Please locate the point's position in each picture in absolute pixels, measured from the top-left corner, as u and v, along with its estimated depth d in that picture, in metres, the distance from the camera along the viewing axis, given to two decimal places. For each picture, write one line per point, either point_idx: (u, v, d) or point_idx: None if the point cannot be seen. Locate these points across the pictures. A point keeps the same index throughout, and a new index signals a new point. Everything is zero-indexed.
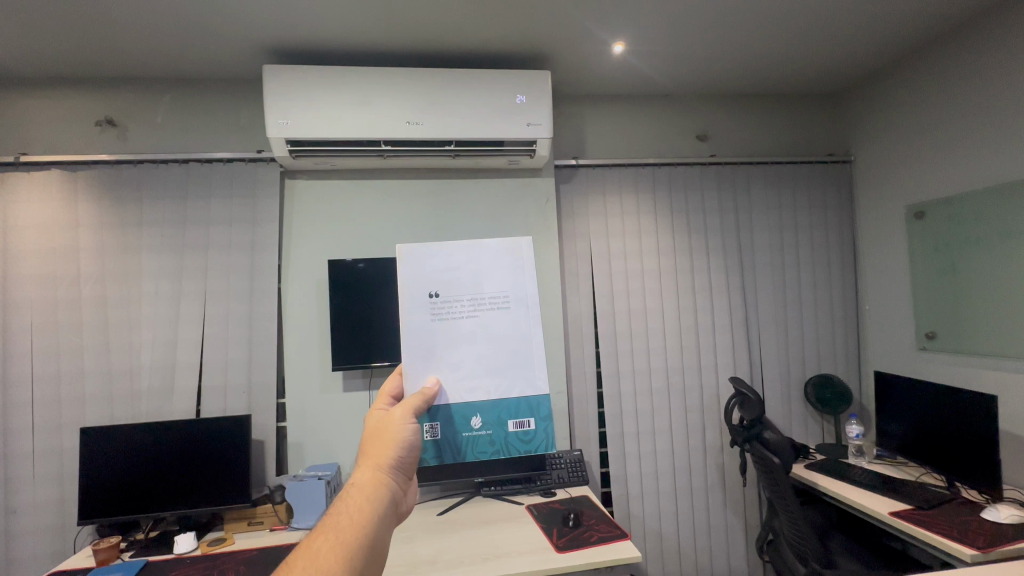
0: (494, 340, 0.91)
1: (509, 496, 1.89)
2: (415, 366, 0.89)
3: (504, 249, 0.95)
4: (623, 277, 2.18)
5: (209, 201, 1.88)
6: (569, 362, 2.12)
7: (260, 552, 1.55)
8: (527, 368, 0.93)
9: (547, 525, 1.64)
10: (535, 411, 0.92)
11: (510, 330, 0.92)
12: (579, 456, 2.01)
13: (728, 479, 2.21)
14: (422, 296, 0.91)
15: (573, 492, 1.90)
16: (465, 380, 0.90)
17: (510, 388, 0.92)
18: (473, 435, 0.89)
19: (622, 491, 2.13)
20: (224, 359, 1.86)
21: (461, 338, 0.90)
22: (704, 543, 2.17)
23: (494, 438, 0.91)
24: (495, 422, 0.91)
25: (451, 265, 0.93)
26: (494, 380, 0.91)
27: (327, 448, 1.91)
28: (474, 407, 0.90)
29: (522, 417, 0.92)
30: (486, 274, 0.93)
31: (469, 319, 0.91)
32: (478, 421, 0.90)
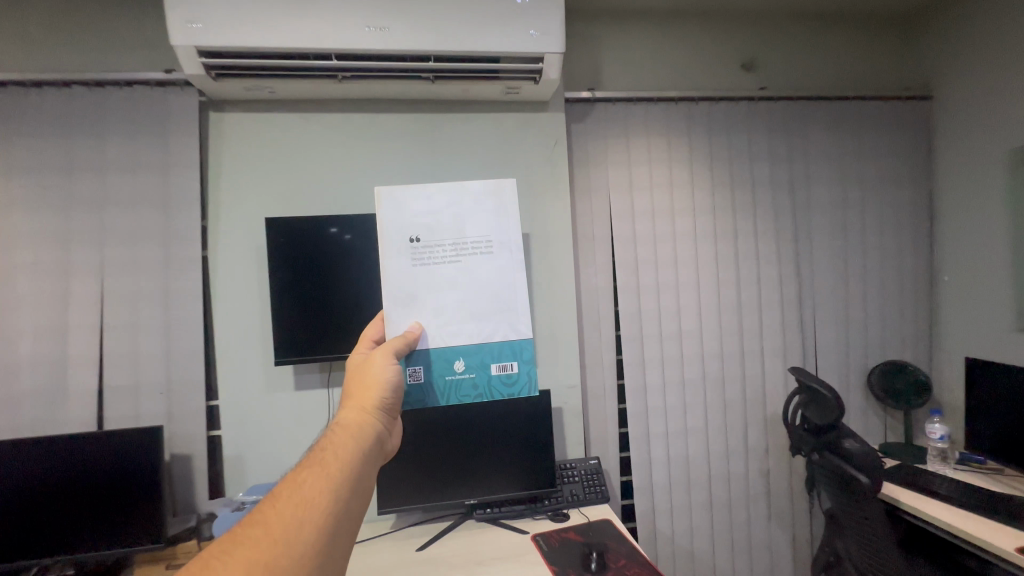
0: (476, 286, 0.84)
1: (510, 521, 1.48)
2: (396, 310, 0.81)
3: (487, 195, 0.89)
4: (650, 242, 1.73)
5: (104, 140, 1.40)
6: (583, 349, 1.70)
7: None
8: (510, 314, 0.85)
9: (561, 567, 1.22)
10: (516, 353, 0.85)
11: (494, 276, 0.85)
12: (596, 467, 1.61)
13: (774, 488, 1.81)
14: (400, 240, 0.84)
15: (592, 515, 1.49)
16: (449, 326, 0.82)
17: (491, 332, 0.84)
18: (455, 377, 0.82)
19: (647, 505, 1.73)
20: (132, 351, 1.41)
21: (444, 284, 0.83)
22: (745, 566, 1.79)
23: (477, 381, 0.83)
24: (477, 367, 0.83)
25: (432, 209, 0.87)
26: (476, 325, 0.83)
27: (276, 462, 1.50)
28: (456, 350, 0.83)
29: (506, 359, 0.84)
30: (466, 216, 0.88)
31: (451, 264, 0.85)
32: (459, 364, 0.83)
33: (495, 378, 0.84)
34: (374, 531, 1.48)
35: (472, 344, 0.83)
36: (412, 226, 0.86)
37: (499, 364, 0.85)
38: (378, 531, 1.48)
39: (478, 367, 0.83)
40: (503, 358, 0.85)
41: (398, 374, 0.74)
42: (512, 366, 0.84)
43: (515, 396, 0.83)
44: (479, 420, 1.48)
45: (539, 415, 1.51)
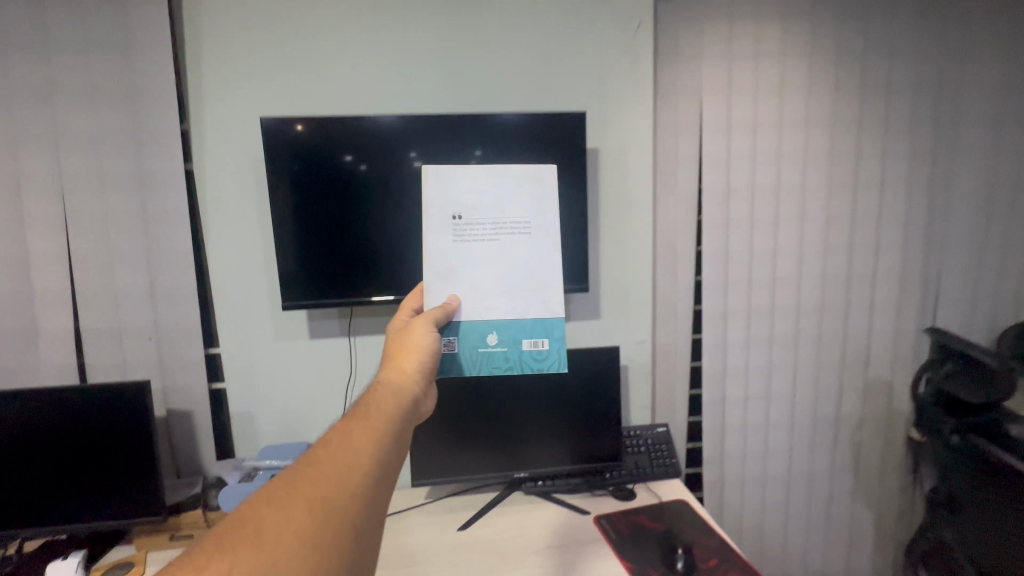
0: (517, 270, 0.71)
1: (565, 497, 1.26)
2: (430, 284, 0.69)
3: (531, 176, 0.75)
4: (748, 164, 1.36)
5: (46, 9, 1.05)
6: (653, 297, 1.39)
7: None
8: (550, 292, 0.71)
9: (638, 566, 1.00)
10: (551, 329, 0.70)
11: (535, 260, 0.72)
12: (665, 437, 1.37)
13: (865, 461, 1.55)
14: (438, 215, 0.71)
15: (663, 495, 1.26)
16: (479, 311, 0.69)
17: (527, 309, 0.70)
18: (483, 352, 0.69)
19: (717, 477, 1.49)
20: (111, 289, 1.15)
21: (480, 266, 0.70)
22: (821, 544, 1.58)
23: (508, 357, 0.69)
24: (511, 340, 0.69)
25: (474, 184, 0.74)
26: (514, 303, 0.70)
27: (290, 419, 1.28)
28: (486, 333, 0.69)
29: (539, 336, 0.70)
30: (508, 191, 0.74)
31: (492, 243, 0.72)
32: (491, 337, 0.69)
33: (528, 354, 0.70)
34: (407, 501, 1.27)
35: (506, 321, 0.69)
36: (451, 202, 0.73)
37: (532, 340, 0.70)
38: (411, 501, 1.27)
39: (512, 342, 0.70)
40: (537, 334, 0.70)
41: (437, 338, 0.60)
42: (546, 343, 0.70)
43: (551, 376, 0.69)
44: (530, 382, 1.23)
45: (603, 378, 1.25)
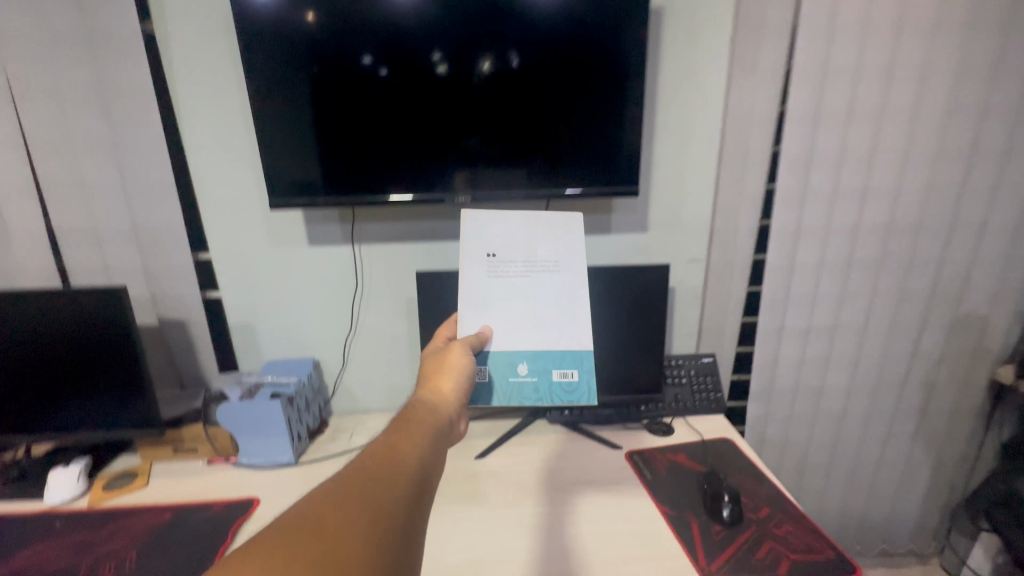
0: (546, 311, 0.83)
1: (593, 428, 1.14)
2: (467, 312, 0.82)
3: (563, 218, 0.84)
4: (857, 33, 1.04)
5: None
6: (711, 208, 1.16)
7: (173, 518, 0.91)
8: (576, 327, 0.84)
9: (676, 513, 0.88)
10: (579, 360, 0.84)
11: (562, 294, 0.83)
12: (710, 370, 1.21)
13: (934, 403, 1.37)
14: (478, 254, 0.83)
15: (705, 432, 1.12)
16: (514, 337, 0.83)
17: (555, 342, 0.84)
18: (517, 380, 0.83)
19: (762, 412, 1.35)
20: (79, 181, 1.00)
21: (515, 297, 0.83)
22: (867, 485, 1.46)
23: (538, 386, 0.84)
24: (542, 369, 0.84)
25: (509, 228, 0.84)
26: (541, 337, 0.83)
27: (294, 334, 1.17)
28: (521, 354, 0.83)
29: (566, 366, 0.84)
30: (540, 236, 0.84)
31: (525, 281, 0.83)
32: (523, 366, 0.84)
33: (556, 384, 0.84)
34: None
35: (534, 352, 0.83)
36: (488, 242, 0.84)
37: (559, 370, 0.84)
38: None
39: (541, 371, 0.84)
40: (565, 365, 0.84)
41: (470, 366, 0.71)
42: (572, 373, 0.84)
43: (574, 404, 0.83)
44: None
45: (646, 302, 1.08)
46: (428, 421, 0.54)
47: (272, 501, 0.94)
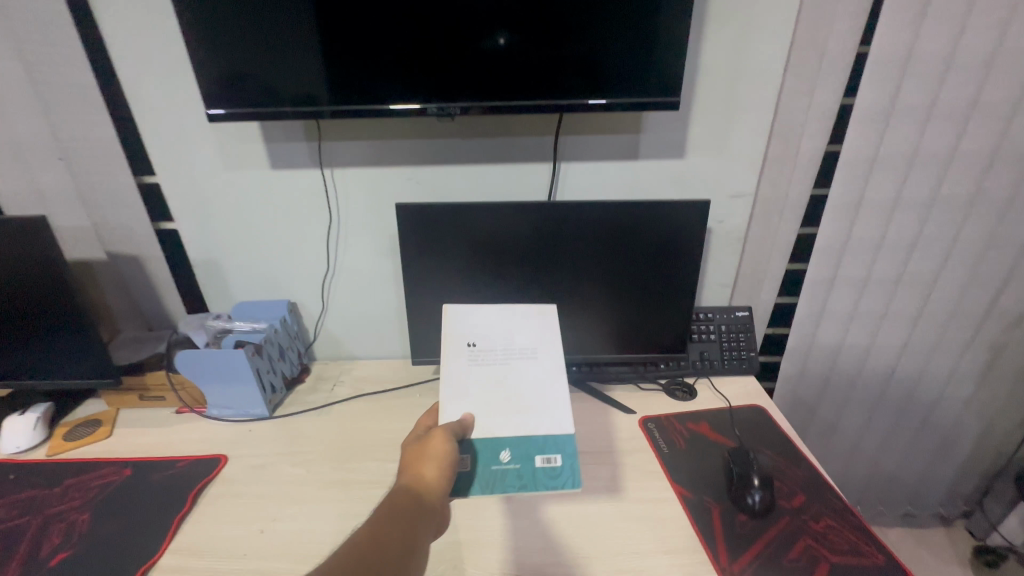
0: (528, 395, 0.76)
1: (603, 386, 1.01)
2: (447, 400, 0.74)
3: (536, 311, 0.83)
4: None
5: None
6: (763, 129, 0.93)
7: (134, 475, 0.83)
8: (560, 409, 0.75)
9: (695, 496, 0.76)
10: (563, 444, 0.73)
11: (542, 382, 0.77)
12: (745, 325, 1.04)
13: (1001, 367, 1.19)
14: (458, 344, 0.79)
15: (733, 397, 0.97)
16: (494, 418, 0.73)
17: (538, 426, 0.73)
18: (497, 469, 0.72)
19: (796, 370, 1.20)
20: None
21: (494, 385, 0.76)
22: (905, 449, 1.33)
23: (522, 474, 0.72)
24: (526, 456, 0.73)
25: (490, 320, 0.82)
26: (524, 421, 0.73)
27: (267, 272, 1.03)
28: (502, 440, 0.72)
29: (551, 451, 0.73)
30: (517, 327, 0.82)
31: (505, 368, 0.77)
32: (505, 453, 0.73)
33: (541, 471, 0.73)
34: (413, 375, 1.07)
35: (517, 438, 0.72)
36: (470, 331, 0.81)
37: (544, 456, 0.73)
38: (416, 376, 1.07)
39: (526, 458, 0.73)
40: (549, 450, 0.73)
41: (455, 448, 0.69)
42: (558, 460, 0.73)
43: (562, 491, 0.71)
44: (571, 246, 0.89)
45: (676, 247, 0.89)
46: (395, 549, 0.54)
47: (241, 461, 0.85)
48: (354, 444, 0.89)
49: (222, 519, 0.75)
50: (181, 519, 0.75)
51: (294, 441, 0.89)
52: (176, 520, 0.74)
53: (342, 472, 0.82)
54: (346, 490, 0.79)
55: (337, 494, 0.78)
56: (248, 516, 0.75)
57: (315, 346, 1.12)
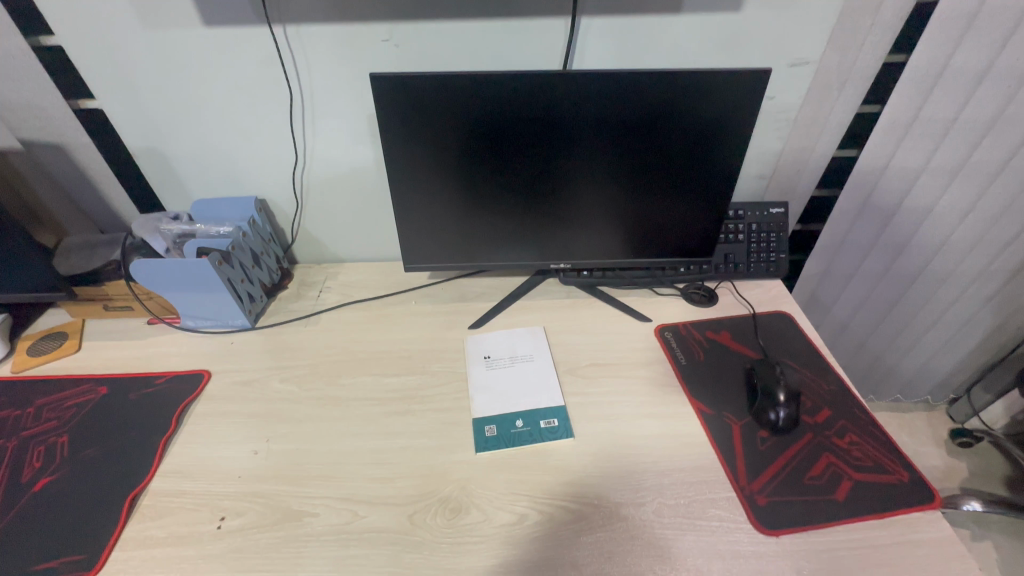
0: (530, 390, 0.76)
1: (616, 292, 0.94)
2: (477, 395, 0.75)
3: (530, 330, 0.86)
4: None
5: None
6: None
7: (109, 393, 0.77)
8: (555, 389, 0.76)
9: (714, 412, 0.72)
10: (558, 410, 0.73)
11: (540, 381, 0.77)
12: (778, 224, 0.92)
13: None
14: (476, 357, 0.81)
15: (757, 302, 0.90)
16: (510, 401, 0.74)
17: (543, 400, 0.74)
18: (510, 430, 0.70)
19: (824, 258, 1.16)
20: None
21: (509, 392, 0.75)
22: (918, 348, 1.30)
23: (526, 431, 0.70)
24: (538, 421, 0.71)
25: (501, 340, 0.84)
26: (530, 398, 0.74)
27: (227, 163, 0.87)
28: (512, 412, 0.72)
29: (550, 415, 0.72)
30: (517, 340, 0.84)
31: (515, 374, 0.78)
32: (517, 421, 0.71)
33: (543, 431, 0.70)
34: (408, 282, 0.98)
35: (527, 408, 0.73)
36: (484, 347, 0.83)
37: (545, 420, 0.71)
38: (410, 282, 0.98)
39: (533, 419, 0.72)
40: (547, 416, 0.72)
41: None
42: (555, 423, 0.71)
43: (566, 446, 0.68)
44: (590, 132, 0.73)
45: (716, 133, 0.73)
46: None
47: (225, 377, 0.79)
48: (346, 357, 0.82)
49: (212, 440, 0.70)
50: (168, 441, 0.70)
51: (281, 355, 0.83)
52: (162, 441, 0.70)
53: (336, 389, 0.77)
54: (341, 408, 0.74)
55: (331, 413, 0.73)
56: (240, 436, 0.70)
57: (296, 248, 1.01)
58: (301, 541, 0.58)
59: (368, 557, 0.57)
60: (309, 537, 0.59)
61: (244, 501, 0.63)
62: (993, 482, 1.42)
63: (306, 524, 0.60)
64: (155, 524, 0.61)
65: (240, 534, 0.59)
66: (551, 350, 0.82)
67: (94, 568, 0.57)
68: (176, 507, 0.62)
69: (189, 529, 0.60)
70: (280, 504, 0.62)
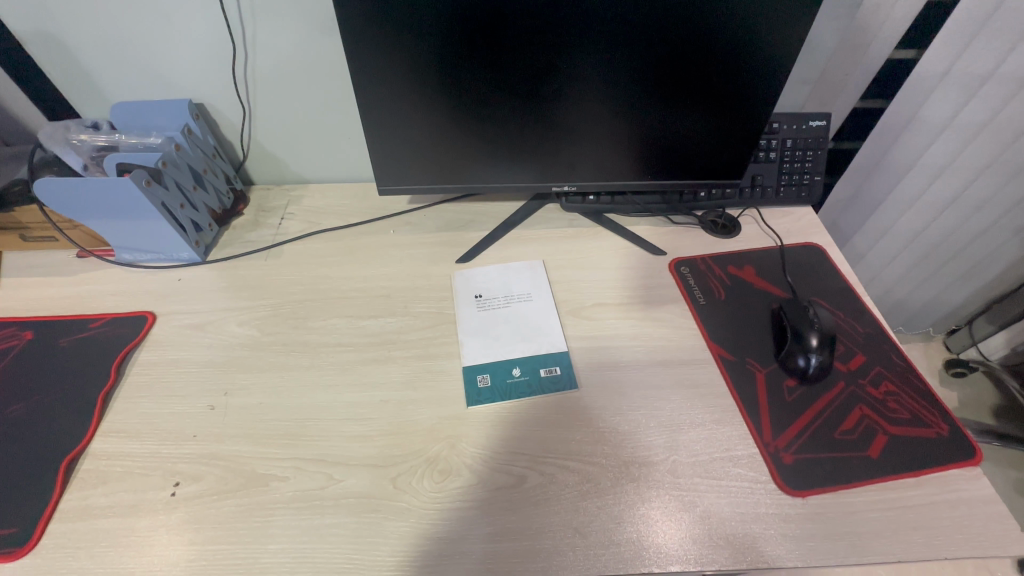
0: (528, 331, 0.67)
1: (624, 220, 0.82)
2: (468, 340, 0.66)
3: (528, 264, 0.75)
4: None
5: None
6: None
7: (36, 339, 0.66)
8: (556, 332, 0.66)
9: (736, 358, 0.63)
10: (561, 356, 0.64)
11: (540, 323, 0.68)
12: (817, 141, 0.79)
13: None
14: (466, 297, 0.71)
15: (784, 232, 0.79)
16: (505, 346, 0.65)
17: (543, 345, 0.65)
18: (507, 381, 0.61)
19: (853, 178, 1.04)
20: None
21: (504, 336, 0.66)
22: (932, 279, 1.23)
23: (524, 382, 0.61)
24: (538, 369, 0.62)
25: (496, 276, 0.73)
26: (528, 343, 0.65)
27: (145, 53, 0.69)
28: (507, 360, 0.63)
29: (550, 363, 0.63)
30: (513, 276, 0.73)
31: (511, 316, 0.68)
32: (514, 370, 0.62)
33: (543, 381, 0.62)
34: (385, 208, 0.84)
35: (524, 355, 0.64)
36: (475, 285, 0.72)
37: (545, 368, 0.63)
38: (387, 207, 0.85)
39: (531, 366, 0.63)
40: (547, 363, 0.63)
41: None
42: (557, 371, 0.62)
43: (569, 397, 0.60)
44: (607, 13, 0.57)
45: (762, 20, 0.58)
46: None
47: (173, 320, 0.68)
48: (314, 295, 0.71)
49: (160, 393, 0.60)
50: (108, 395, 0.60)
51: (237, 294, 0.71)
52: (102, 396, 0.60)
53: (303, 333, 0.67)
54: (309, 355, 0.64)
55: (299, 362, 0.63)
56: (193, 389, 0.61)
57: (250, 167, 0.86)
58: (269, 510, 0.51)
59: (345, 527, 0.50)
60: (277, 505, 0.51)
61: (201, 464, 0.54)
62: (982, 412, 1.42)
63: (273, 490, 0.53)
64: (97, 492, 0.53)
65: (197, 502, 0.52)
66: (552, 290, 0.72)
67: (27, 544, 0.49)
68: (121, 471, 0.54)
69: (137, 497, 0.52)
70: (242, 467, 0.54)
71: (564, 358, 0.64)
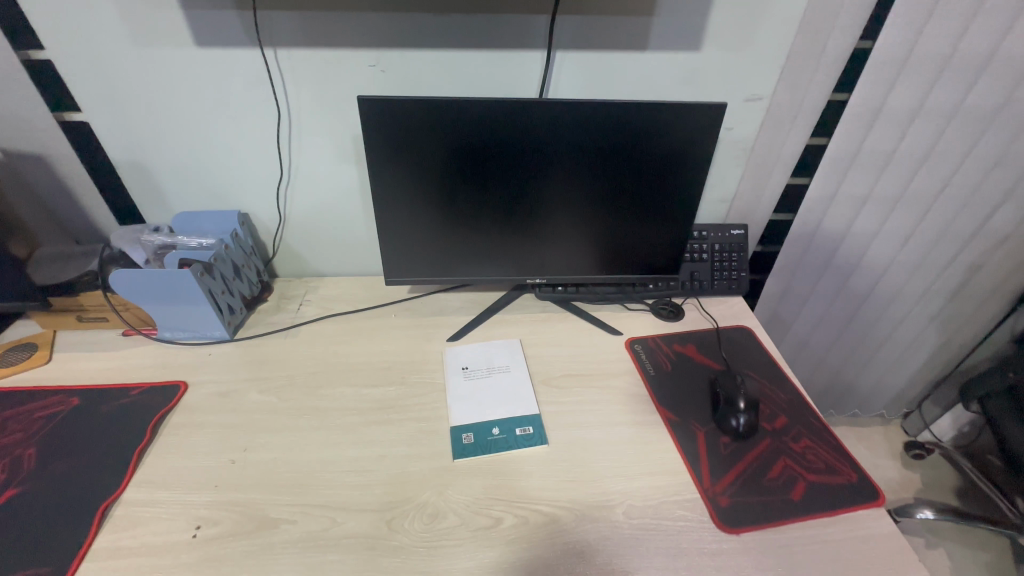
0: (507, 398, 0.79)
1: (587, 307, 0.98)
2: (455, 404, 0.77)
3: (507, 343, 0.89)
4: None
5: None
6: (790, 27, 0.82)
7: (80, 405, 0.76)
8: (530, 398, 0.79)
9: (680, 420, 0.76)
10: (533, 418, 0.75)
11: (516, 390, 0.80)
12: (739, 245, 0.99)
13: (983, 295, 1.17)
14: (454, 369, 0.84)
15: (720, 317, 0.96)
16: (485, 410, 0.77)
17: (518, 409, 0.77)
18: (487, 439, 0.72)
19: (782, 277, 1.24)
20: None
21: (486, 401, 0.78)
22: (870, 364, 1.38)
23: (501, 439, 0.72)
24: (514, 428, 0.74)
25: (479, 352, 0.87)
26: (506, 406, 0.77)
27: (209, 176, 0.89)
28: (487, 421, 0.75)
29: (524, 424, 0.74)
30: (493, 352, 0.87)
31: (492, 385, 0.81)
32: (493, 429, 0.74)
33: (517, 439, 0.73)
34: (388, 296, 1.00)
35: (502, 417, 0.75)
36: (462, 359, 0.86)
37: (520, 428, 0.74)
38: (390, 295, 1.00)
39: (508, 426, 0.74)
40: (521, 424, 0.74)
41: None
42: (529, 430, 0.74)
43: (540, 452, 0.71)
44: (563, 158, 0.78)
45: (675, 162, 0.79)
46: None
47: (203, 388, 0.79)
48: (324, 368, 0.84)
49: (188, 450, 0.70)
50: (142, 452, 0.70)
51: (259, 366, 0.83)
52: (136, 453, 0.69)
53: (313, 399, 0.78)
54: (319, 418, 0.75)
55: (310, 423, 0.74)
56: (216, 446, 0.71)
57: (276, 262, 1.02)
58: (278, 549, 0.59)
59: (344, 563, 0.58)
60: (285, 545, 0.59)
61: (220, 510, 0.63)
62: (947, 493, 1.49)
63: (281, 531, 0.61)
64: (127, 535, 0.60)
65: (215, 543, 0.59)
66: (526, 363, 0.85)
67: None
68: (149, 517, 0.62)
69: (163, 539, 0.60)
70: (256, 512, 0.63)
71: (536, 419, 0.75)
